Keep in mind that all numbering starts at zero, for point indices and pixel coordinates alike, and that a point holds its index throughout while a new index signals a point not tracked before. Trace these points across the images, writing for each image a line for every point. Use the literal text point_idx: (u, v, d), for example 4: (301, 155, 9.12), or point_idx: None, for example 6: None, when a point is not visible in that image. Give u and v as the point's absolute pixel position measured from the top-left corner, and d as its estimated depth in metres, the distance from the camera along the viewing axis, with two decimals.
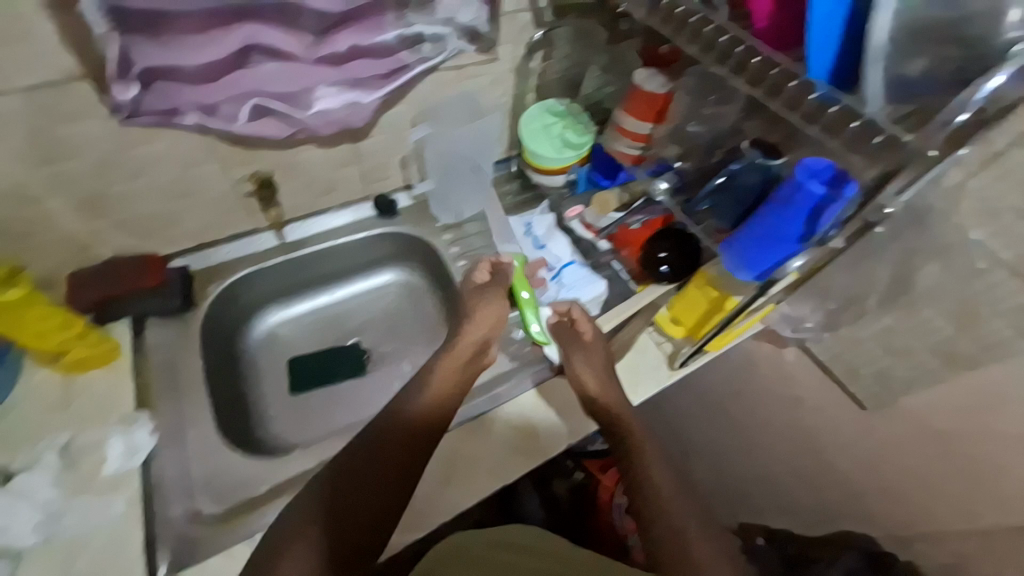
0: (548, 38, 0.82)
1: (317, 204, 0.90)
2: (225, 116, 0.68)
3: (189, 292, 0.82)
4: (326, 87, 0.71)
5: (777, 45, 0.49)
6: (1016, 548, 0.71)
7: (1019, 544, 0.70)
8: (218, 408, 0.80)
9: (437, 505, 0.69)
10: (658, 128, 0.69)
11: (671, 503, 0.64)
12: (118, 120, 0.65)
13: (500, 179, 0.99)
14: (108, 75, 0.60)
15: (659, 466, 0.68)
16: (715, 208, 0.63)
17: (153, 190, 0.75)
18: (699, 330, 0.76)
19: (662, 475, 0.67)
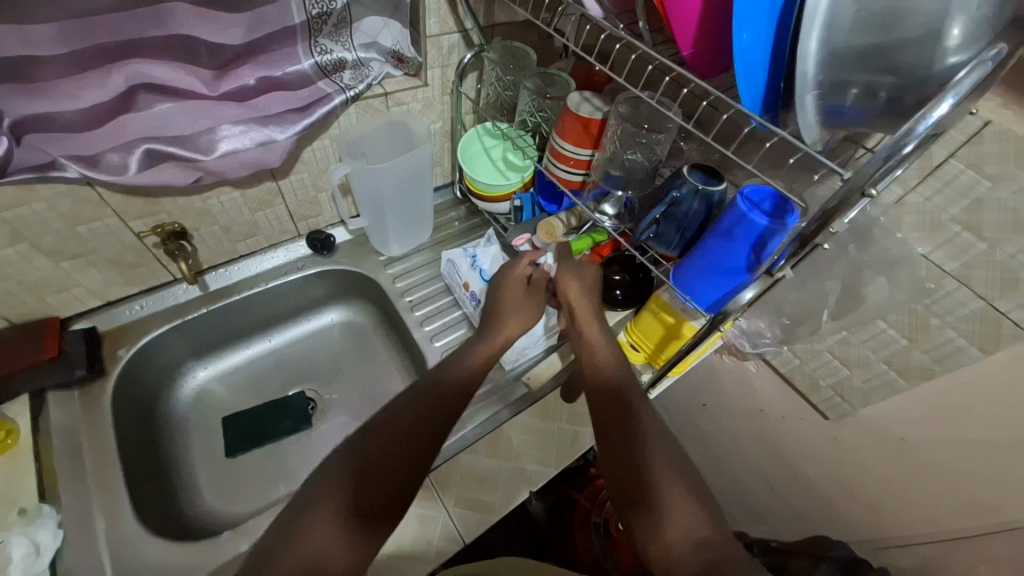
0: (478, 61, 0.80)
1: (239, 248, 0.83)
2: (111, 167, 0.60)
3: (95, 358, 0.73)
4: (228, 126, 0.64)
5: (704, 69, 0.48)
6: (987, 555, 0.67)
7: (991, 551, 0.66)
8: (140, 483, 0.71)
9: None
10: (596, 153, 0.66)
11: (664, 478, 0.51)
12: None
13: (446, 205, 0.98)
14: None
15: (660, 439, 0.54)
16: (661, 235, 0.62)
17: (43, 249, 0.66)
18: (659, 357, 0.72)
19: (663, 450, 0.53)
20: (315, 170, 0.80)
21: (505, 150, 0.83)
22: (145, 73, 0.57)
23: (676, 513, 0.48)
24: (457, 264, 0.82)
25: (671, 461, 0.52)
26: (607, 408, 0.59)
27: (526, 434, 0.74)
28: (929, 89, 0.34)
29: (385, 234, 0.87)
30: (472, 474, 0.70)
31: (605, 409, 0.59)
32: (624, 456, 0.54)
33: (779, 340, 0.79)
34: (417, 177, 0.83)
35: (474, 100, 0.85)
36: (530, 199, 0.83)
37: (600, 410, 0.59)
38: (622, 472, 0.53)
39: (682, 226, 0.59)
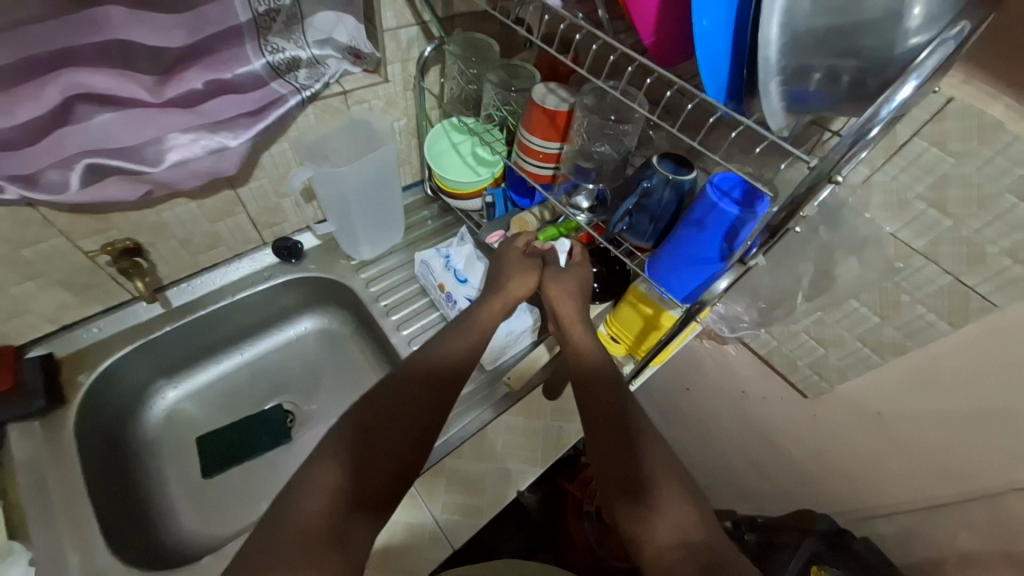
0: (439, 53, 0.77)
1: (201, 261, 0.80)
2: (51, 186, 0.57)
3: (53, 387, 0.69)
4: (177, 134, 0.61)
5: (666, 59, 0.47)
6: (967, 518, 0.69)
7: (969, 515, 0.68)
8: (115, 514, 0.69)
9: None
10: (565, 146, 0.65)
11: (661, 471, 0.51)
12: None
13: (416, 203, 0.95)
14: None
15: (651, 440, 0.54)
16: (634, 226, 0.61)
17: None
18: (640, 348, 0.71)
19: (655, 451, 0.53)
20: (276, 176, 0.77)
21: (474, 144, 0.81)
22: (80, 82, 0.53)
23: (672, 514, 0.48)
24: (431, 264, 0.81)
25: (664, 462, 0.52)
26: (596, 410, 0.57)
27: (510, 433, 0.74)
28: (891, 71, 0.34)
29: (355, 237, 0.85)
30: (458, 478, 0.69)
31: (594, 409, 0.58)
32: (616, 459, 0.53)
33: (756, 323, 0.79)
34: (384, 178, 0.81)
35: (438, 95, 0.83)
36: (502, 194, 0.82)
37: (588, 411, 0.58)
38: (615, 475, 0.52)
39: (654, 217, 0.58)
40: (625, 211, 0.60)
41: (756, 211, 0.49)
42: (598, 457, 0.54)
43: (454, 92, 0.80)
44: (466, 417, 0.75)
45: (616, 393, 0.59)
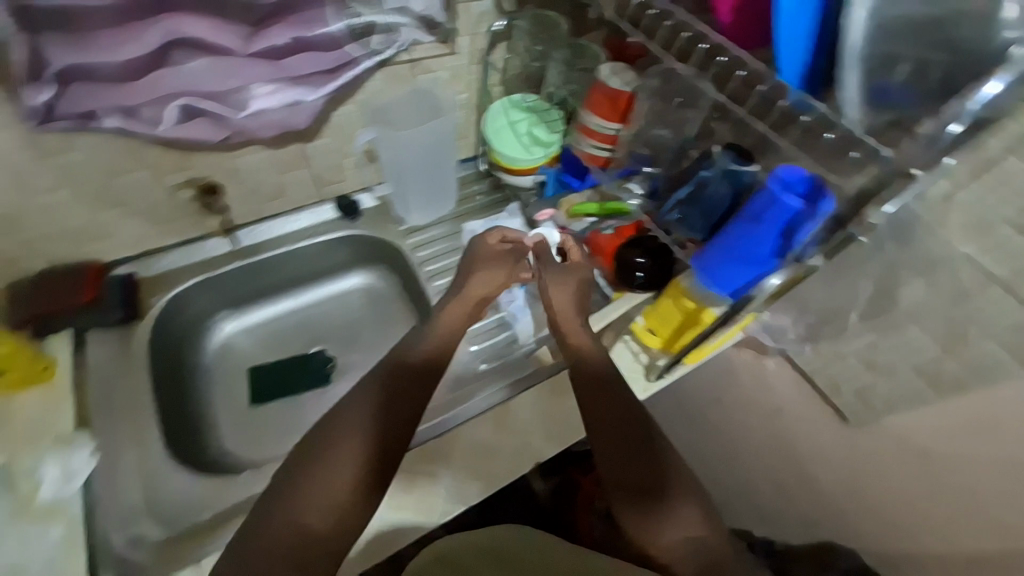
0: (508, 30, 0.78)
1: (266, 209, 0.85)
2: (149, 119, 0.64)
3: (130, 301, 0.78)
4: (261, 85, 0.67)
5: (739, 37, 0.49)
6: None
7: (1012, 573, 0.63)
8: (173, 425, 0.76)
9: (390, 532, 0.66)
10: (622, 130, 0.67)
11: (672, 474, 0.53)
12: (31, 126, 0.59)
13: (470, 177, 0.96)
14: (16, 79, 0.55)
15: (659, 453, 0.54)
16: (684, 218, 0.60)
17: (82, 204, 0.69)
18: (676, 345, 0.65)
19: (664, 464, 0.53)
20: (341, 136, 0.80)
21: (531, 124, 0.81)
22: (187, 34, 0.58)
23: (684, 526, 0.50)
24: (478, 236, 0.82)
25: (675, 476, 0.53)
26: (599, 423, 0.56)
27: (529, 410, 0.74)
28: (984, 66, 0.37)
29: (411, 201, 0.88)
30: (447, 441, 0.70)
31: (596, 422, 0.56)
32: (626, 470, 0.53)
33: (802, 338, 0.76)
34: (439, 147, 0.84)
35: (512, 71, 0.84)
36: (554, 175, 0.81)
37: (591, 423, 0.56)
38: (623, 491, 0.52)
39: (707, 212, 0.58)
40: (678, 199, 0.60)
41: (818, 209, 0.48)
42: (605, 471, 0.53)
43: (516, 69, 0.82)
44: (482, 390, 0.77)
45: (618, 404, 0.57)
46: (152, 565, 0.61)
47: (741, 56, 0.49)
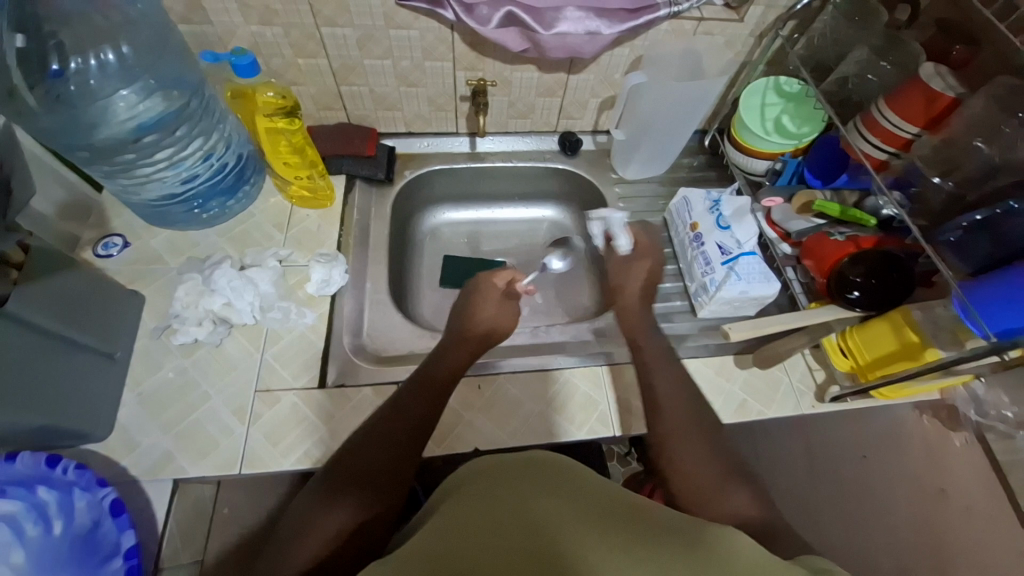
0: (906, 60, 0.69)
1: (509, 124, 0.93)
2: (479, 18, 0.71)
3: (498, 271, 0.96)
4: (573, 10, 0.72)
5: (811, 259, 0.72)
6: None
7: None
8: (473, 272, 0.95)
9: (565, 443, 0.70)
10: (926, 136, 0.63)
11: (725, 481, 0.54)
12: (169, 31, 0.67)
13: (691, 254, 0.82)
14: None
15: (695, 445, 0.57)
16: (962, 244, 0.57)
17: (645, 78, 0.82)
18: (871, 373, 0.67)
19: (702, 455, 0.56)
20: (462, 64, 0.81)
21: (783, 112, 0.81)
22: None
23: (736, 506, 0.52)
24: (692, 203, 0.82)
25: (705, 462, 0.56)
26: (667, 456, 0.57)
27: (779, 386, 0.74)
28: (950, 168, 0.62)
29: (631, 157, 0.92)
30: (759, 380, 0.74)
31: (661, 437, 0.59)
32: (675, 453, 0.57)
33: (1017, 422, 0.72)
34: (700, 106, 0.83)
35: (758, 123, 0.81)
36: (794, 167, 0.81)
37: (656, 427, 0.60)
38: (677, 468, 0.56)
39: (1000, 243, 0.54)
40: (963, 223, 0.57)
41: None
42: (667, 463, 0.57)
43: (809, 50, 0.78)
44: (588, 379, 0.75)
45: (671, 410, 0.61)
46: (368, 369, 0.73)
47: (798, 224, 0.75)
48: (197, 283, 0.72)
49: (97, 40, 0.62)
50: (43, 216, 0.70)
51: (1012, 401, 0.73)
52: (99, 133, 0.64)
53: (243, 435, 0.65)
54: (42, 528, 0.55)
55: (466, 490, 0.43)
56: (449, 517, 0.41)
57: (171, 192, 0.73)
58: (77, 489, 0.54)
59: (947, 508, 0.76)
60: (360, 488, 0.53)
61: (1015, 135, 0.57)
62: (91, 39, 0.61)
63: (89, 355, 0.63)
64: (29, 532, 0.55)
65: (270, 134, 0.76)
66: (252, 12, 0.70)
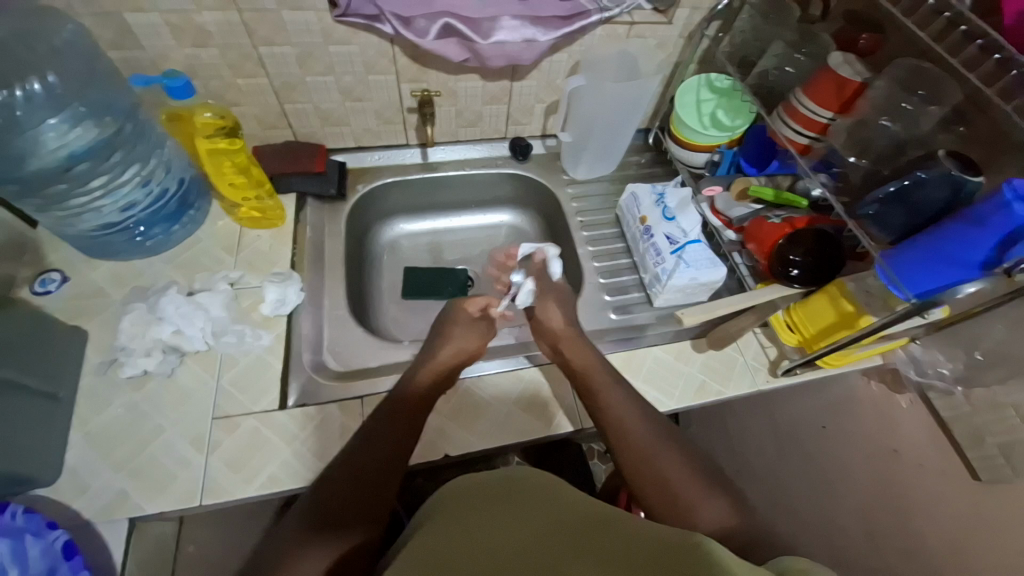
0: (818, 51, 0.74)
1: (459, 133, 0.95)
2: (418, 31, 0.73)
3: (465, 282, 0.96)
4: (509, 19, 0.75)
5: (754, 243, 0.76)
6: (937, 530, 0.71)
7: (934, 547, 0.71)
8: (435, 281, 0.95)
9: (535, 441, 0.71)
10: (840, 119, 0.68)
11: (697, 492, 0.57)
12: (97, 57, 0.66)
13: (643, 247, 0.84)
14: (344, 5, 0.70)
15: (668, 456, 0.60)
16: (881, 215, 0.62)
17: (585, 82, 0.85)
18: (816, 344, 0.71)
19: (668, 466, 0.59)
20: (406, 76, 0.82)
21: (717, 107, 0.85)
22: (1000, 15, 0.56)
23: (711, 514, 0.54)
24: (640, 198, 0.85)
25: (678, 469, 0.59)
26: (643, 468, 0.60)
27: (735, 366, 0.77)
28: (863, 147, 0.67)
29: (580, 158, 0.95)
30: (716, 362, 0.77)
31: (635, 453, 0.61)
32: (642, 470, 0.59)
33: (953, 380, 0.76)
34: (639, 104, 0.86)
35: (694, 118, 0.86)
36: (731, 158, 0.85)
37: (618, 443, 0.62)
38: (652, 480, 0.59)
39: (914, 212, 0.59)
40: (879, 196, 0.62)
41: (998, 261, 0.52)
42: (645, 479, 0.59)
43: (733, 46, 0.83)
44: (552, 375, 0.76)
45: (628, 430, 0.62)
46: (331, 386, 0.72)
47: (739, 210, 0.79)
48: (143, 312, 0.69)
49: (20, 70, 0.59)
50: None
51: (947, 359, 0.75)
52: (27, 165, 0.62)
53: (203, 466, 0.63)
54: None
55: (447, 510, 0.44)
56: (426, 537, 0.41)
57: (108, 222, 0.71)
58: (28, 535, 0.51)
59: (899, 467, 0.77)
60: (338, 526, 0.54)
61: (916, 113, 0.62)
62: (14, 69, 0.59)
63: (30, 397, 0.59)
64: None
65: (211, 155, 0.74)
66: (183, 34, 0.69)
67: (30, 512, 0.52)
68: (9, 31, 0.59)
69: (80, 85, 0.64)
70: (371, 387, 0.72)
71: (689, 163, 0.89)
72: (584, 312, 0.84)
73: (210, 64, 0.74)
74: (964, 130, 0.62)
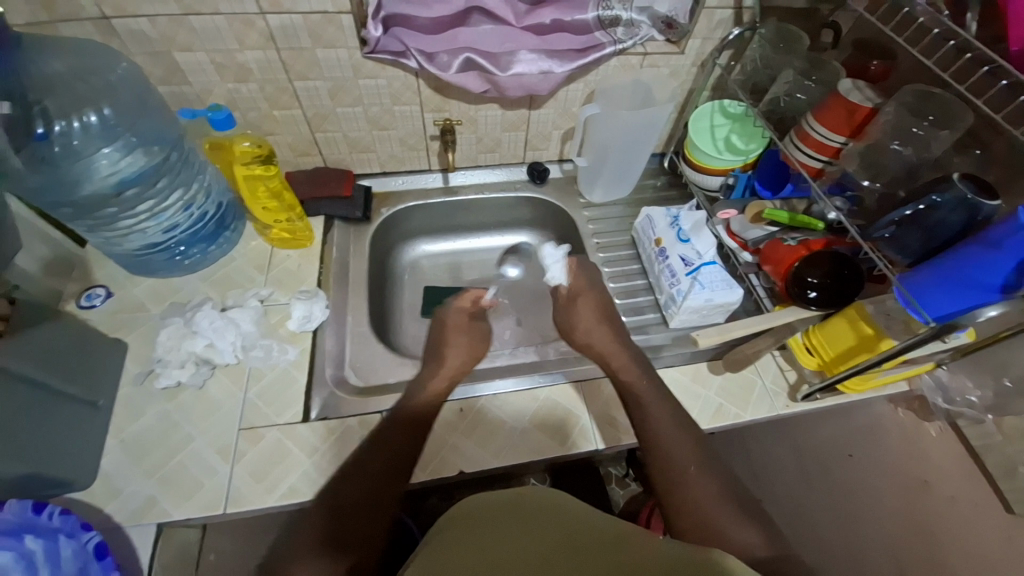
0: (828, 79, 0.76)
1: (478, 159, 0.98)
2: (441, 65, 0.77)
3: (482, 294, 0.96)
4: (526, 53, 0.79)
5: (770, 265, 0.76)
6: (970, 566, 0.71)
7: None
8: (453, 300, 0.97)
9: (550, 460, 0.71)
10: (852, 143, 0.69)
11: (727, 510, 0.57)
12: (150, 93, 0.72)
13: (657, 269, 0.85)
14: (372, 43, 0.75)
15: (699, 473, 0.60)
16: (897, 239, 0.62)
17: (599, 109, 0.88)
18: (835, 368, 0.70)
19: (701, 486, 0.59)
20: (429, 106, 0.86)
21: (731, 132, 0.87)
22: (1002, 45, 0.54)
23: (743, 536, 0.54)
24: (655, 220, 0.87)
25: (710, 488, 0.59)
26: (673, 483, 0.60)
27: (753, 389, 0.76)
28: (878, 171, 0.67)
29: (595, 182, 0.97)
30: (733, 384, 0.76)
31: (666, 466, 0.61)
32: (675, 482, 0.59)
33: (984, 408, 0.74)
34: (653, 130, 0.89)
35: (707, 142, 0.87)
36: (745, 181, 0.86)
37: (651, 455, 0.62)
38: (683, 495, 0.58)
39: (929, 235, 0.59)
40: (895, 219, 0.62)
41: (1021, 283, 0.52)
42: (676, 492, 0.59)
43: (744, 74, 0.84)
44: (567, 395, 0.76)
45: (662, 443, 0.62)
46: (351, 401, 0.74)
47: (754, 233, 0.80)
48: (179, 326, 0.74)
49: (79, 104, 0.65)
50: (24, 271, 0.72)
51: (976, 386, 0.74)
52: (82, 190, 0.67)
53: (227, 475, 0.65)
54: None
55: (451, 530, 0.44)
56: (430, 555, 0.42)
57: (152, 242, 0.76)
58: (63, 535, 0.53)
59: (932, 501, 0.76)
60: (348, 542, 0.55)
61: (927, 137, 0.64)
62: (74, 104, 0.65)
63: (73, 403, 0.63)
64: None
65: (246, 180, 0.79)
66: (227, 71, 0.75)
67: (66, 513, 0.54)
68: (70, 69, 0.65)
69: (133, 117, 0.70)
70: (389, 402, 0.74)
71: (704, 186, 0.90)
72: None
73: (250, 98, 0.79)
74: (980, 152, 0.64)
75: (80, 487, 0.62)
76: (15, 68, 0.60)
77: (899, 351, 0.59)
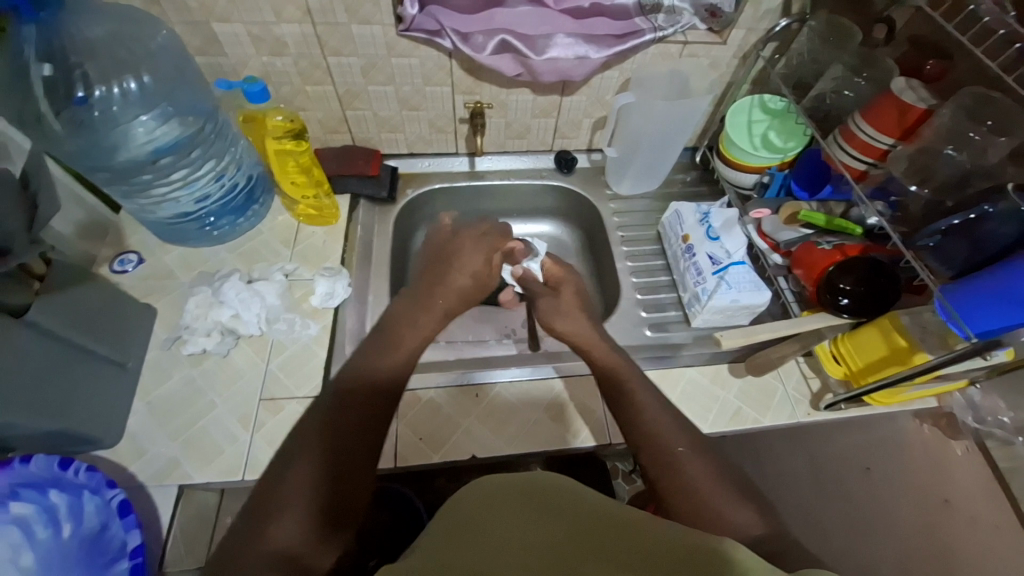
0: (879, 77, 0.73)
1: (506, 144, 0.97)
2: (474, 46, 0.76)
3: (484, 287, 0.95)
4: (563, 37, 0.77)
5: (802, 268, 0.74)
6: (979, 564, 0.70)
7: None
8: None
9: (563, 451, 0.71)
10: (901, 145, 0.67)
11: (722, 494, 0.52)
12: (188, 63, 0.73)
13: (683, 266, 0.84)
14: (408, 21, 0.74)
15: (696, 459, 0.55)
16: (942, 249, 0.59)
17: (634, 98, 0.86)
18: (863, 379, 0.68)
19: (699, 474, 0.54)
20: (460, 88, 0.85)
21: (769, 128, 0.85)
22: None
23: (742, 523, 0.50)
24: (684, 216, 0.85)
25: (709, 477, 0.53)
26: (667, 473, 0.54)
27: (774, 394, 0.75)
28: (927, 178, 0.64)
29: (625, 173, 0.95)
30: (753, 388, 0.75)
31: (655, 457, 0.56)
32: (665, 470, 0.54)
33: (1016, 430, 0.71)
34: (687, 123, 0.86)
35: (744, 138, 0.85)
36: (781, 180, 0.84)
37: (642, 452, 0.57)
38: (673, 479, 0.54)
39: (977, 246, 0.56)
40: (942, 228, 0.59)
41: None
42: (664, 477, 0.54)
43: (788, 68, 0.82)
44: (584, 388, 0.76)
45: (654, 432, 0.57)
46: None
47: (787, 235, 0.77)
48: (206, 296, 0.75)
49: (119, 71, 0.67)
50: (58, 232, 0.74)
51: (1009, 407, 0.72)
52: (119, 156, 0.69)
53: (247, 442, 0.67)
54: (51, 532, 0.56)
55: (453, 509, 0.42)
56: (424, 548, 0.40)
57: (183, 211, 0.77)
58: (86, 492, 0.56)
59: (949, 516, 0.74)
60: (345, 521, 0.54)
61: (983, 144, 0.60)
62: (115, 71, 0.66)
63: (102, 363, 0.65)
64: (39, 536, 0.56)
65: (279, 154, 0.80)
66: (263, 45, 0.75)
67: (91, 470, 0.56)
68: (112, 35, 0.66)
69: (170, 87, 0.71)
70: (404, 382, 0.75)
71: (739, 184, 0.88)
72: (619, 326, 0.84)
73: (284, 73, 0.80)
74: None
75: (107, 444, 0.64)
76: (56, 30, 0.61)
77: (936, 365, 0.57)
